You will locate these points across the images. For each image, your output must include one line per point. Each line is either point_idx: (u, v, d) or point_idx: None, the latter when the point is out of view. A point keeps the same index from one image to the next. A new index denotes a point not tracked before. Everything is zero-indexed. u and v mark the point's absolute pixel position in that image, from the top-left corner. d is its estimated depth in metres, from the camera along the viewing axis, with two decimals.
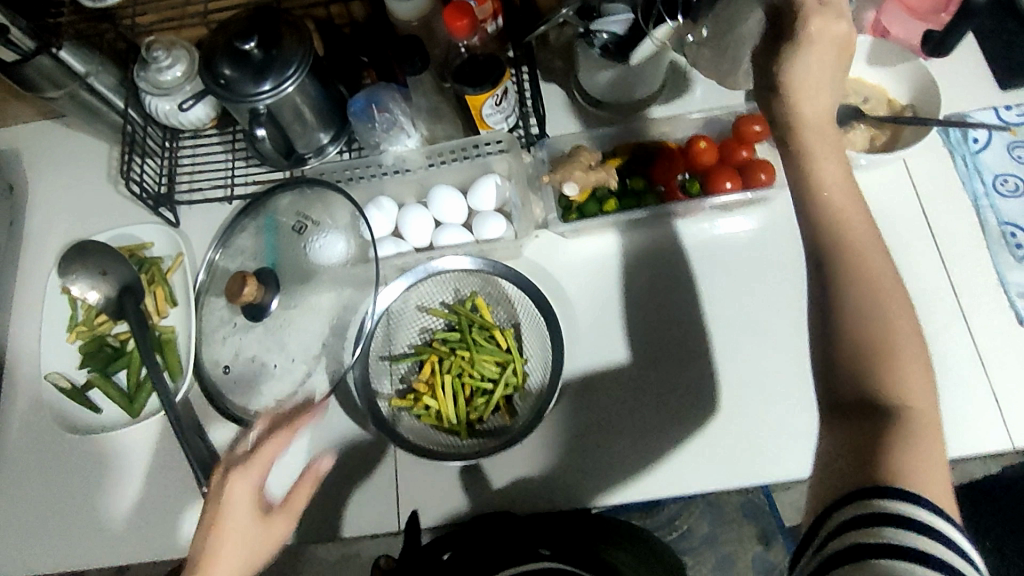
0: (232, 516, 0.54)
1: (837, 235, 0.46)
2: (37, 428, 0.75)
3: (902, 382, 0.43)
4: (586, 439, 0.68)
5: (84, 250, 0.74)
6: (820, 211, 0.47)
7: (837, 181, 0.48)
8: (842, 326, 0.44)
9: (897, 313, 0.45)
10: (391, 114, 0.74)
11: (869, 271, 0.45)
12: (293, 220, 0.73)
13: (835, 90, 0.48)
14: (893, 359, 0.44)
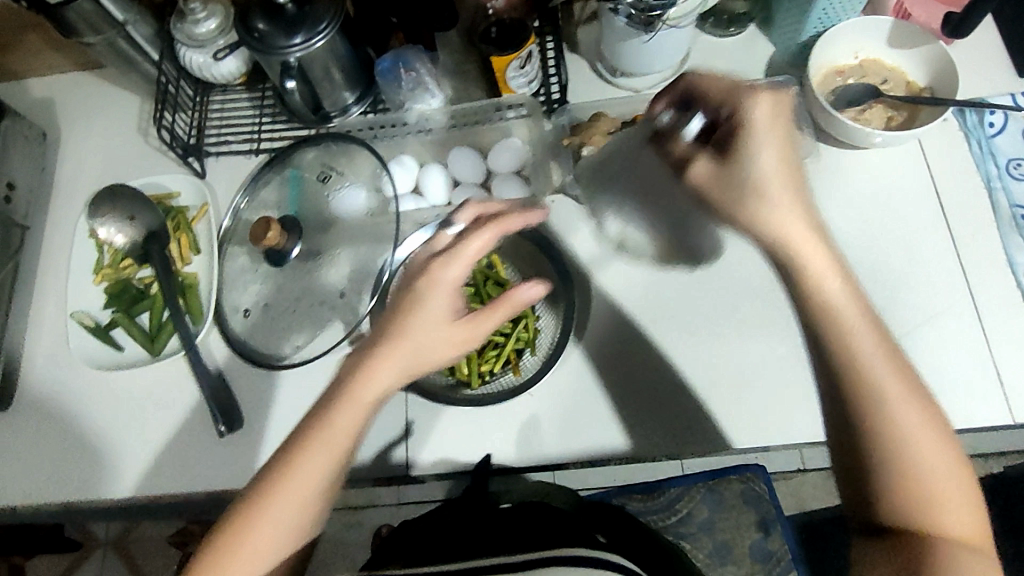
0: (427, 305, 0.52)
1: (861, 398, 0.49)
2: (59, 364, 0.77)
3: (942, 511, 0.48)
4: (593, 398, 0.69)
5: (116, 194, 0.78)
6: (832, 344, 0.51)
7: (843, 298, 0.51)
8: (879, 457, 0.49)
9: (935, 445, 0.49)
10: (417, 74, 0.76)
11: (901, 425, 0.49)
12: (318, 172, 0.76)
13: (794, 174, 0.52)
14: (942, 492, 0.49)
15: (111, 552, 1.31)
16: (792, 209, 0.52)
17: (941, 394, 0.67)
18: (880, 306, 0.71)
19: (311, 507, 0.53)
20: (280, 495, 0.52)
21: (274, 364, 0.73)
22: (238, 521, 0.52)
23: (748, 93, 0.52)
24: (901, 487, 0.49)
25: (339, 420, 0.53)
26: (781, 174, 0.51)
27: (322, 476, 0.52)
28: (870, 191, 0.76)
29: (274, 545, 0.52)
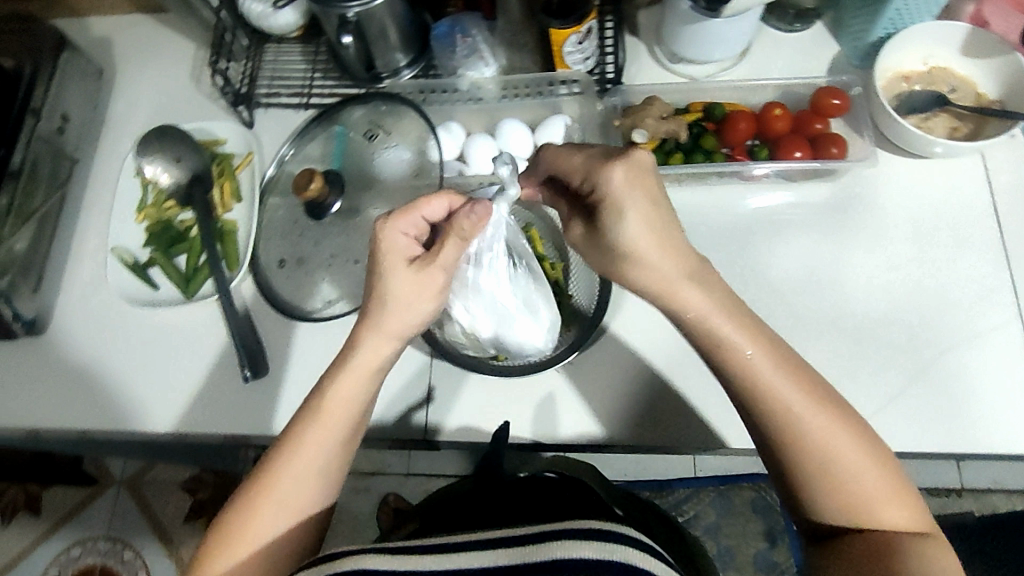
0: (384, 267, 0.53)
1: (769, 411, 0.50)
2: (95, 296, 0.79)
3: (874, 496, 0.48)
4: (619, 382, 0.69)
5: (165, 134, 0.79)
6: (724, 356, 0.51)
7: (714, 305, 0.51)
8: (793, 459, 0.49)
9: (857, 450, 0.49)
10: (473, 41, 0.76)
11: (816, 431, 0.49)
12: (365, 130, 0.76)
13: (665, 225, 0.51)
14: (873, 492, 0.48)
15: (124, 491, 1.34)
16: (671, 270, 0.51)
17: (978, 414, 0.65)
18: (922, 319, 0.69)
19: (317, 481, 0.54)
20: (282, 474, 0.53)
21: (306, 317, 0.73)
22: (240, 509, 0.52)
23: (599, 171, 0.50)
24: (829, 494, 0.49)
25: (337, 389, 0.54)
26: (655, 241, 0.50)
27: (326, 448, 0.54)
28: (924, 202, 0.73)
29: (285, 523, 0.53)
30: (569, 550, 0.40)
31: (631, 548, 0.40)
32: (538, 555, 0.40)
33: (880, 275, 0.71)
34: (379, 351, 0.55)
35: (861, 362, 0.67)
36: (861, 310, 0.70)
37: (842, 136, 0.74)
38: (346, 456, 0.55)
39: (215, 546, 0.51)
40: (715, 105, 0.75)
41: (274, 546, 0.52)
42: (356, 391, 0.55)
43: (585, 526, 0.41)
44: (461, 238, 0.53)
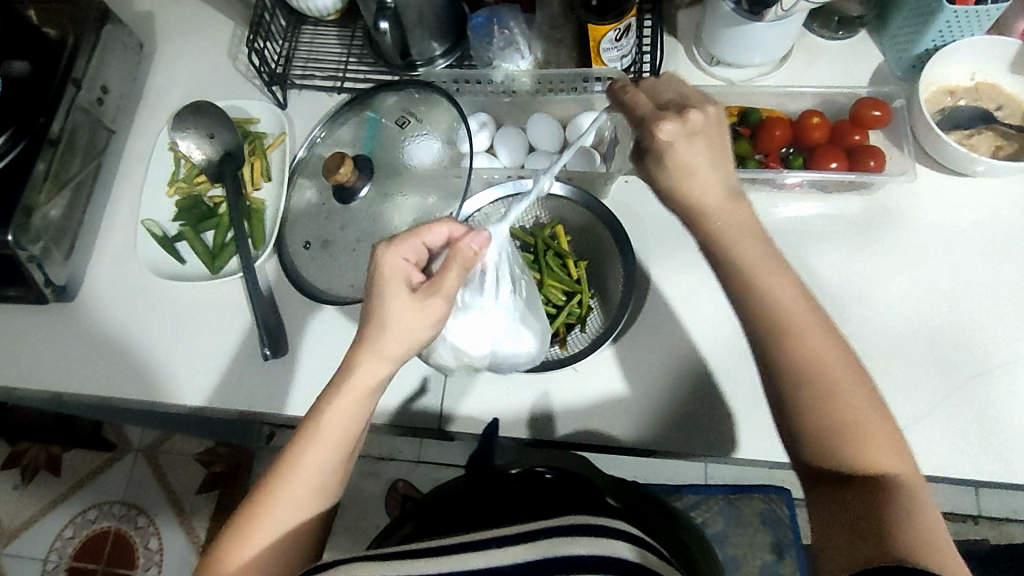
0: (382, 293, 0.54)
1: (778, 342, 0.49)
2: (125, 267, 0.80)
3: (868, 451, 0.46)
4: (636, 386, 0.68)
5: (201, 110, 0.79)
6: (742, 281, 0.51)
7: (746, 228, 0.52)
8: (794, 394, 0.48)
9: (855, 380, 0.48)
10: (510, 33, 0.75)
11: (824, 363, 0.48)
12: (397, 117, 0.76)
13: (717, 168, 0.52)
14: (869, 426, 0.47)
15: (140, 458, 1.37)
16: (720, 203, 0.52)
17: (1006, 441, 0.63)
18: (952, 342, 0.67)
19: (314, 502, 0.54)
20: (280, 496, 0.53)
21: (325, 298, 0.73)
22: (237, 529, 0.52)
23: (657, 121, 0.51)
24: (824, 425, 0.47)
25: (333, 413, 0.54)
26: (715, 188, 0.52)
27: (323, 468, 0.53)
28: (961, 222, 0.71)
29: (285, 542, 0.53)
30: (545, 549, 0.42)
31: (619, 542, 0.43)
32: (544, 552, 0.42)
33: (911, 295, 0.69)
34: (377, 374, 0.54)
35: (885, 380, 0.66)
36: (889, 329, 0.68)
37: (880, 149, 0.72)
38: (344, 473, 0.55)
39: (216, 565, 0.52)
40: (751, 110, 0.74)
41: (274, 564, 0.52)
42: (354, 410, 0.54)
43: (579, 522, 0.44)
44: (465, 266, 0.55)
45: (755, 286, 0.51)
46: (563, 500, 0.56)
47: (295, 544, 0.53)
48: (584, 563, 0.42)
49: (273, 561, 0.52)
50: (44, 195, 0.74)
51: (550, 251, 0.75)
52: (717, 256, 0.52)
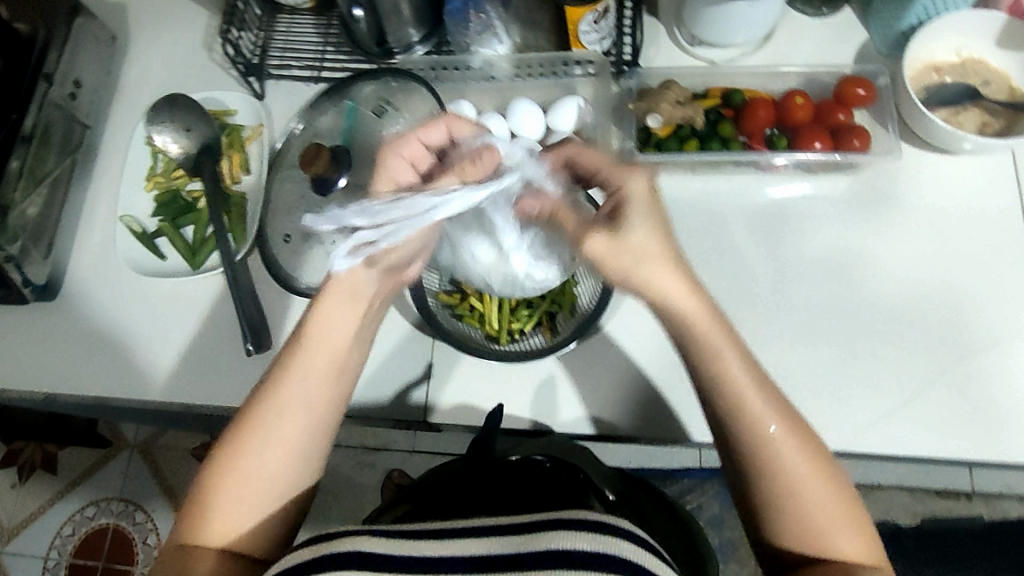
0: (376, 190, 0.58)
1: (739, 424, 0.50)
2: (105, 264, 0.79)
3: (828, 534, 0.48)
4: (621, 374, 0.69)
5: (175, 102, 0.78)
6: (707, 357, 0.50)
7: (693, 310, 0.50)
8: (753, 477, 0.49)
9: (815, 469, 0.49)
10: (486, 17, 0.74)
11: (784, 449, 0.49)
12: (375, 106, 0.75)
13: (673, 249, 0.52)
14: (821, 515, 0.48)
15: (136, 454, 1.36)
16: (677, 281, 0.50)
17: (997, 421, 0.63)
18: (940, 322, 0.66)
19: (306, 417, 0.54)
20: (272, 408, 0.53)
21: (309, 293, 0.72)
22: (231, 444, 0.53)
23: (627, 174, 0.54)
24: (779, 506, 0.49)
25: (331, 317, 0.55)
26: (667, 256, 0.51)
27: (315, 381, 0.54)
28: (950, 201, 0.70)
29: (277, 458, 0.53)
30: (556, 540, 0.40)
31: (627, 543, 0.40)
32: (539, 546, 0.40)
33: (899, 276, 0.69)
34: (362, 281, 0.56)
35: (872, 362, 0.66)
36: (877, 310, 0.67)
37: (864, 128, 0.71)
38: (338, 390, 0.56)
39: (208, 483, 0.52)
40: (733, 91, 0.73)
41: (263, 478, 0.52)
42: (346, 319, 0.56)
43: (598, 518, 0.41)
44: (459, 181, 0.58)
45: (724, 377, 0.50)
46: (557, 484, 0.54)
47: (286, 458, 0.53)
48: (592, 561, 0.39)
49: (265, 474, 0.53)
50: (19, 193, 0.74)
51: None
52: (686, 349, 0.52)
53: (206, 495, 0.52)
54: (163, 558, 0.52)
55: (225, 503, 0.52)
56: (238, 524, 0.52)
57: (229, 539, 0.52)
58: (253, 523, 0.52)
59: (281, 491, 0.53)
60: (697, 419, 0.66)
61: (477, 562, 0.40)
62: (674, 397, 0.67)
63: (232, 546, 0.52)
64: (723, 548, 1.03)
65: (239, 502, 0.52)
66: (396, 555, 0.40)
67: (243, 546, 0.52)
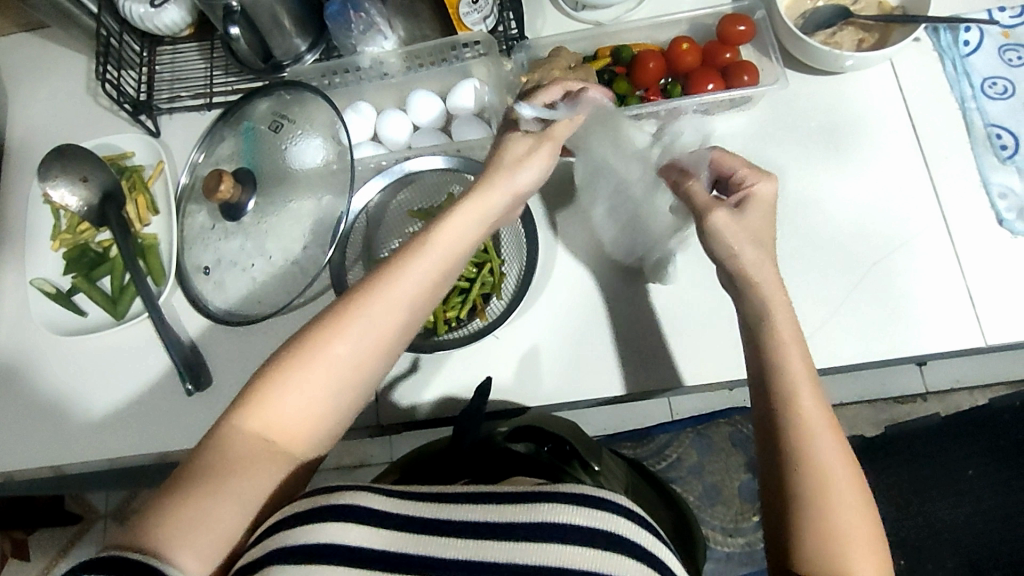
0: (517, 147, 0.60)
1: (781, 393, 0.48)
2: (24, 333, 0.76)
3: (840, 530, 0.44)
4: (567, 342, 0.70)
5: (64, 154, 0.74)
6: (760, 304, 0.52)
7: (756, 265, 0.52)
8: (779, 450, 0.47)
9: (845, 461, 0.46)
10: (368, 15, 0.72)
11: (823, 433, 0.46)
12: (270, 122, 0.73)
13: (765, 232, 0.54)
14: (850, 526, 0.44)
15: (111, 522, 1.32)
16: (757, 249, 0.53)
17: (908, 318, 0.66)
18: (852, 234, 0.69)
19: (402, 316, 0.51)
20: (375, 291, 0.51)
21: (241, 321, 0.71)
22: (322, 325, 0.50)
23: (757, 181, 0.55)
24: (798, 481, 0.46)
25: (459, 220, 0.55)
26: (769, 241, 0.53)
27: (421, 277, 0.52)
28: (844, 118, 0.73)
29: (365, 356, 0.50)
30: (528, 512, 0.39)
31: (618, 517, 0.39)
32: (530, 516, 0.39)
33: (808, 196, 0.71)
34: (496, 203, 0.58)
35: (796, 284, 0.68)
36: (794, 233, 0.70)
37: (753, 63, 0.73)
38: (432, 301, 0.53)
39: (296, 355, 0.48)
40: (621, 47, 0.73)
41: (342, 371, 0.49)
42: (463, 223, 0.55)
43: (583, 491, 0.40)
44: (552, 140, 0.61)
45: (774, 340, 0.50)
46: (545, 463, 0.54)
47: (370, 356, 0.50)
48: (579, 536, 0.38)
49: (351, 368, 0.49)
50: None
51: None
52: (741, 304, 0.53)
53: (281, 372, 0.48)
54: (205, 439, 0.47)
55: (297, 389, 0.48)
56: (304, 417, 0.48)
57: (287, 432, 0.48)
58: (315, 424, 0.48)
59: (352, 392, 0.49)
60: (647, 371, 0.68)
61: (469, 528, 0.39)
62: (616, 355, 0.69)
63: (283, 441, 0.47)
64: (709, 492, 1.03)
65: (311, 393, 0.48)
66: (390, 517, 0.41)
67: (293, 444, 0.48)
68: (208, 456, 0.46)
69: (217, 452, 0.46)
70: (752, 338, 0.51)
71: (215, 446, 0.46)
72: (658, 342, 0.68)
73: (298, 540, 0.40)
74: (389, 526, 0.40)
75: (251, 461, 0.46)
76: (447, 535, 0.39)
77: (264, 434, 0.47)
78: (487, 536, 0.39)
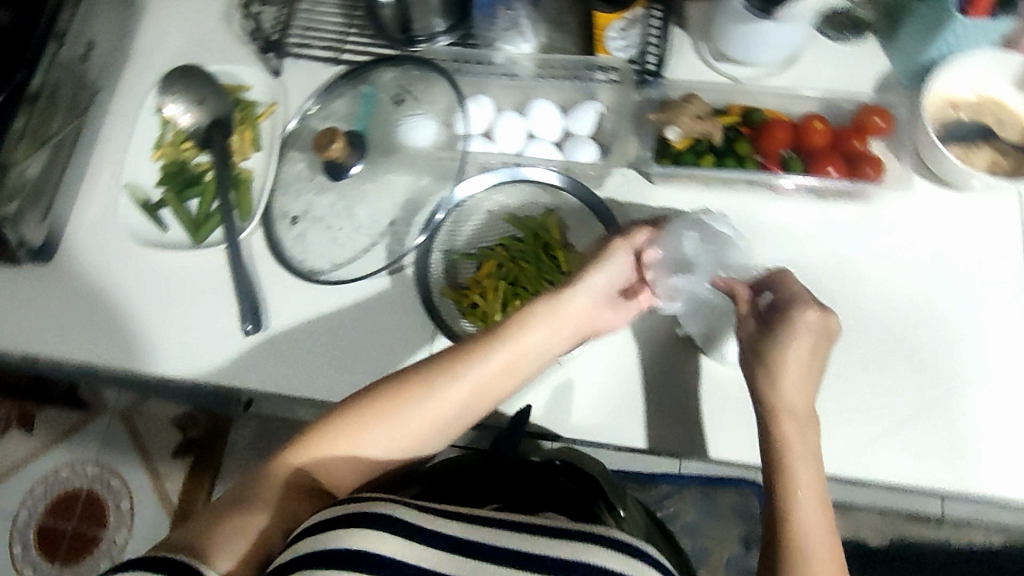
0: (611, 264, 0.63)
1: (787, 517, 0.51)
2: (104, 231, 0.77)
3: None
4: (624, 385, 0.68)
5: (189, 74, 0.78)
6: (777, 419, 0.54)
7: (792, 383, 0.55)
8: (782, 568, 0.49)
9: None
10: (514, 14, 0.76)
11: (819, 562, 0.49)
12: (393, 94, 0.74)
13: (802, 367, 0.55)
14: None
15: (117, 420, 1.34)
16: (785, 372, 0.55)
17: (972, 452, 0.64)
18: (934, 356, 0.67)
19: (463, 395, 0.55)
20: (444, 369, 0.55)
21: (311, 277, 0.71)
22: (394, 387, 0.54)
23: (798, 306, 0.56)
24: None
25: (538, 317, 0.59)
26: (802, 371, 0.55)
27: (490, 366, 0.56)
28: (956, 236, 0.71)
29: (420, 426, 0.54)
30: (572, 552, 0.40)
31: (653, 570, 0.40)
32: (568, 554, 0.40)
33: (900, 306, 0.69)
34: (578, 303, 0.61)
35: (862, 391, 0.67)
36: (874, 335, 0.68)
37: (880, 158, 0.71)
38: (497, 386, 0.56)
39: (358, 410, 0.54)
40: (754, 110, 0.73)
41: (398, 434, 0.53)
42: (538, 321, 0.59)
43: (619, 537, 0.41)
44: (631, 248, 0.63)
45: (785, 473, 0.52)
46: (564, 497, 0.52)
47: (424, 426, 0.54)
48: None
49: (404, 432, 0.53)
50: (21, 152, 0.70)
51: (514, 264, 0.69)
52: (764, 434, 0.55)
53: (340, 421, 0.53)
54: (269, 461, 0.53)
55: (353, 441, 0.53)
56: (351, 466, 0.53)
57: (336, 475, 0.53)
58: (362, 474, 0.54)
59: (401, 451, 0.54)
60: (697, 438, 0.65)
61: (501, 555, 0.40)
62: (670, 414, 0.66)
63: (328, 479, 0.53)
64: (700, 555, 1.02)
65: (366, 448, 0.53)
66: (424, 532, 0.42)
67: (336, 484, 0.53)
68: (259, 483, 0.52)
69: (268, 478, 0.52)
70: (769, 461, 0.53)
71: (269, 473, 0.53)
72: (717, 412, 0.66)
73: (330, 546, 0.41)
74: (421, 541, 0.41)
75: (295, 495, 0.52)
76: (479, 559, 0.40)
77: (312, 473, 0.53)
78: (522, 568, 0.39)
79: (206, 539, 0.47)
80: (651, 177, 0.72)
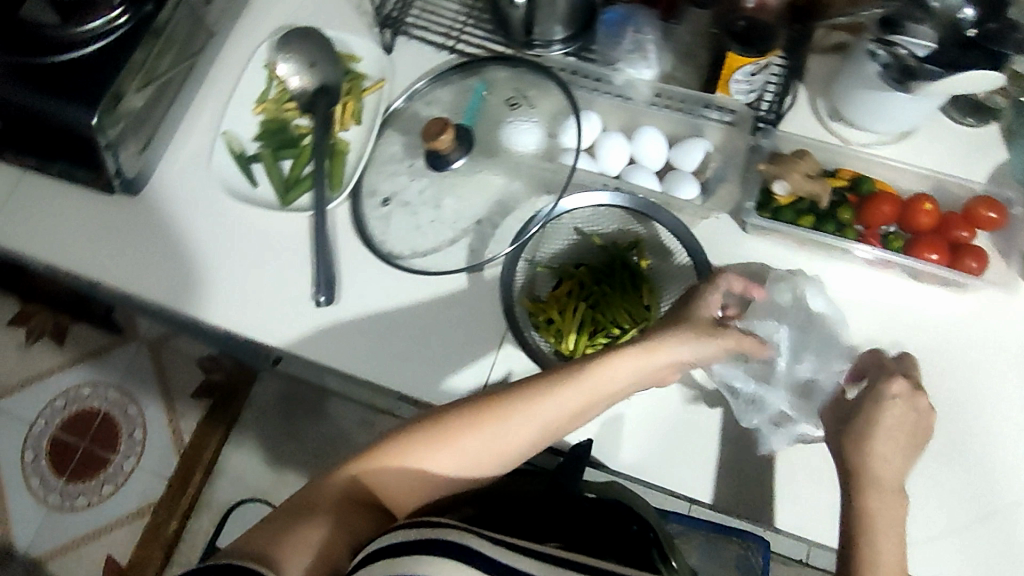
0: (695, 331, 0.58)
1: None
2: (194, 173, 0.78)
3: None
4: (682, 431, 0.66)
5: (307, 36, 0.79)
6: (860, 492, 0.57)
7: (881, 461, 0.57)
8: None
9: None
10: (641, 38, 0.76)
11: None
12: (508, 96, 0.73)
13: (891, 444, 0.58)
14: None
15: (145, 350, 1.35)
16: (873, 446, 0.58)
17: None
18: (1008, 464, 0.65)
19: (532, 434, 0.55)
20: (515, 406, 0.55)
21: (389, 260, 0.71)
22: (463, 419, 0.54)
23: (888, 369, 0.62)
24: None
25: (618, 367, 0.56)
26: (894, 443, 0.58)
27: (563, 410, 0.55)
28: None
29: (485, 457, 0.54)
30: None
31: None
32: None
33: (983, 407, 0.66)
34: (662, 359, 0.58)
35: (931, 484, 0.64)
36: (949, 431, 0.66)
37: (983, 252, 0.70)
38: (565, 427, 0.56)
39: (427, 432, 0.54)
40: (864, 178, 0.71)
41: (462, 462, 0.54)
42: (618, 372, 0.56)
43: None
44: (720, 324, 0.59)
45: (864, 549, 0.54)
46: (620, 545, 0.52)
47: (489, 458, 0.55)
48: None
49: (469, 460, 0.54)
50: (135, 84, 0.70)
51: (598, 287, 0.69)
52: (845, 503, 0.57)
53: (406, 443, 0.55)
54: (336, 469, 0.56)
55: (418, 463, 0.54)
56: (411, 486, 0.55)
57: (398, 492, 0.55)
58: (422, 490, 0.55)
59: (464, 477, 0.55)
60: (746, 497, 0.64)
61: None
62: (723, 467, 0.65)
63: (391, 498, 0.55)
64: None
65: (430, 471, 0.54)
66: (493, 564, 0.41)
67: (397, 501, 0.55)
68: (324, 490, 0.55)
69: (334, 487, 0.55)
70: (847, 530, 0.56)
71: (337, 481, 0.55)
72: (770, 474, 0.65)
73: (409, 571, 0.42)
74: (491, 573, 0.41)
75: (357, 509, 0.54)
76: None
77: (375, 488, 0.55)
78: None
79: (276, 547, 0.51)
80: (745, 227, 0.71)
